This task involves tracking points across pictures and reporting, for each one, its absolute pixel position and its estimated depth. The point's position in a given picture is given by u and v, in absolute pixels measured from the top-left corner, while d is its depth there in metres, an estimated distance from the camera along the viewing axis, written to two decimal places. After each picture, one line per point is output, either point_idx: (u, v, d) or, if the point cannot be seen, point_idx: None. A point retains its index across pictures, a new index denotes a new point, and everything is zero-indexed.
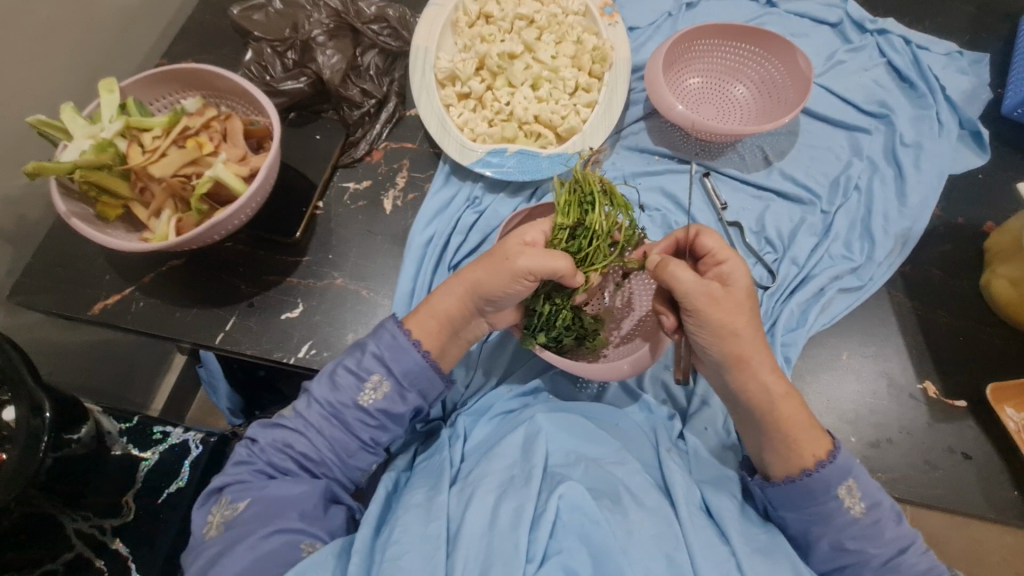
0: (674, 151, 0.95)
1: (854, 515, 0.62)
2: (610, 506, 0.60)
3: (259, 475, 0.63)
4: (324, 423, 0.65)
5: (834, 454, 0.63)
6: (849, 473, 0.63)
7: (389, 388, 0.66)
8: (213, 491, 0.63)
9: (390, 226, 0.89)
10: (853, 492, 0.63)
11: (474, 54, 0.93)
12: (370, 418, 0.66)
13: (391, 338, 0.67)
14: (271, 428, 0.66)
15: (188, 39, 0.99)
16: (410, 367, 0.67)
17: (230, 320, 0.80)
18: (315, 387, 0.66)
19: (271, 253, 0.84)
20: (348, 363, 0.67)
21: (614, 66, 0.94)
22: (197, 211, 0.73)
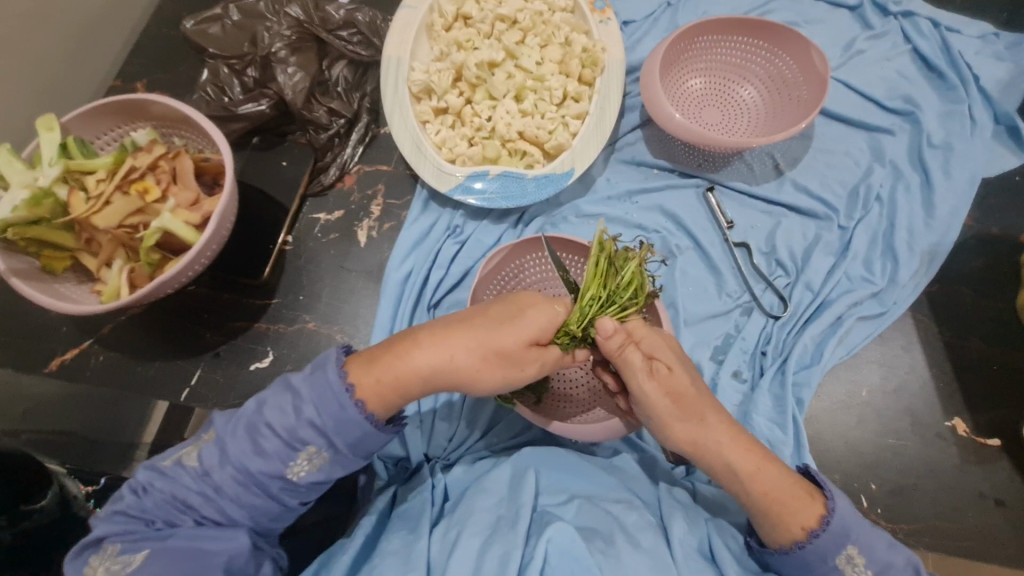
0: (674, 163, 0.87)
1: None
2: (602, 547, 0.56)
3: (158, 520, 0.55)
4: (240, 491, 0.55)
5: (826, 521, 0.56)
6: (847, 538, 0.56)
7: (326, 459, 0.56)
8: (95, 539, 0.53)
9: (365, 261, 0.82)
10: (856, 560, 0.56)
11: (450, 64, 0.84)
12: (299, 489, 0.57)
13: (337, 409, 0.55)
14: (168, 474, 0.56)
15: (143, 58, 0.91)
16: (356, 440, 0.57)
17: (195, 372, 0.76)
18: (228, 436, 0.56)
19: (236, 297, 0.78)
20: (277, 425, 0.55)
21: (606, 70, 0.84)
22: (150, 263, 0.68)
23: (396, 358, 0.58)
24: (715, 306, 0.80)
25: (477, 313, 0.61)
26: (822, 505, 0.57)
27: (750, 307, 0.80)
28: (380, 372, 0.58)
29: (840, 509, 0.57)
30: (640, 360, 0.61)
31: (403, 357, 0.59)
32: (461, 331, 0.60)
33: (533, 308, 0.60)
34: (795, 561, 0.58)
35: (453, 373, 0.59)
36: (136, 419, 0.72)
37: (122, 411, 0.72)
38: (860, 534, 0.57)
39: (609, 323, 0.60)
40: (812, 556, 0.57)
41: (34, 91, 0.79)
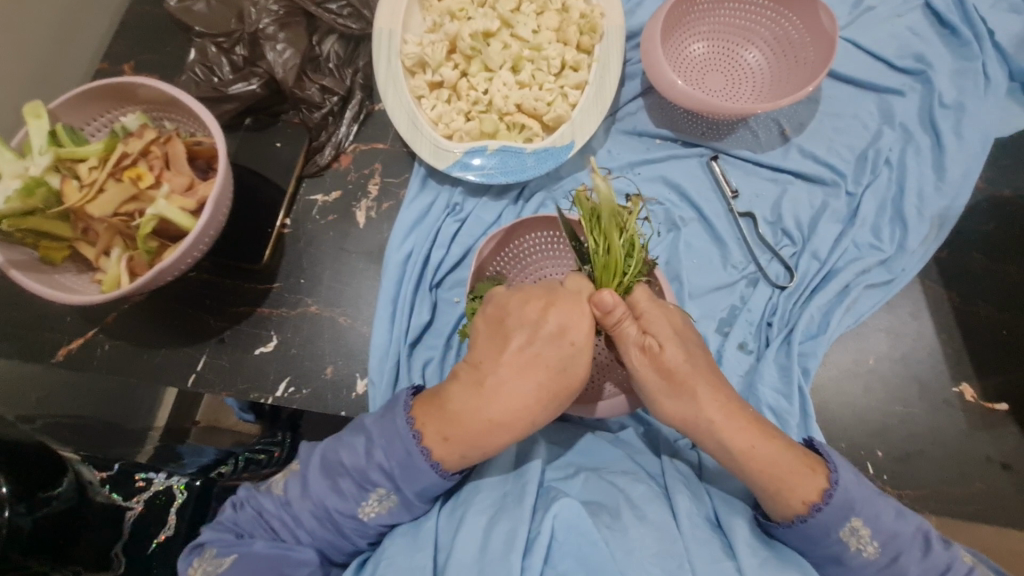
0: (677, 132, 0.85)
1: (863, 555, 0.57)
2: (609, 521, 0.56)
3: (244, 532, 0.59)
4: (316, 524, 0.60)
5: (829, 493, 0.57)
6: (851, 511, 0.57)
7: (396, 502, 0.60)
8: (196, 544, 0.58)
9: (365, 242, 0.81)
10: (861, 532, 0.57)
11: (444, 36, 0.81)
12: (368, 529, 0.60)
13: (404, 457, 0.58)
14: (259, 495, 0.61)
15: (128, 37, 0.89)
16: (423, 488, 0.59)
17: (200, 360, 0.75)
18: (311, 469, 0.61)
19: (238, 282, 0.78)
20: (352, 466, 0.59)
21: (605, 36, 0.82)
22: (149, 251, 0.67)
23: (472, 435, 0.58)
24: (720, 278, 0.79)
25: (535, 363, 0.59)
26: (825, 479, 0.58)
27: (756, 278, 0.79)
28: (460, 448, 0.58)
29: (846, 482, 0.57)
30: (635, 333, 0.61)
31: (480, 434, 0.58)
32: (526, 387, 0.59)
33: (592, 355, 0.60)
34: (799, 532, 0.58)
35: (534, 426, 0.61)
36: (146, 406, 0.81)
37: (136, 397, 0.80)
38: (865, 504, 0.57)
39: (607, 297, 0.60)
40: (815, 529, 0.57)
41: (20, 76, 0.78)
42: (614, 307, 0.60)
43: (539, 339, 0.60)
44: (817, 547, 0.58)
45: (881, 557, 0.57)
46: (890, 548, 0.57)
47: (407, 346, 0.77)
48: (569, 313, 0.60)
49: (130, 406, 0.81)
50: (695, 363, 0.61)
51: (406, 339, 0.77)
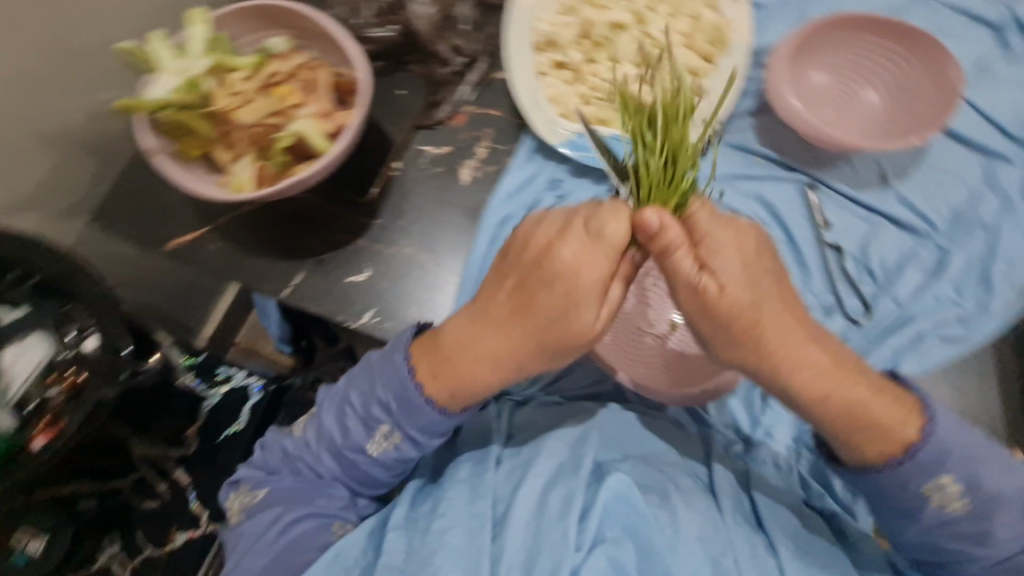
0: (780, 154, 0.87)
1: (943, 510, 0.59)
2: (655, 501, 0.60)
3: (272, 470, 0.67)
4: (335, 462, 0.65)
5: (918, 447, 0.58)
6: (934, 464, 0.58)
7: (399, 439, 0.63)
8: (229, 481, 0.67)
9: (466, 199, 0.85)
10: (945, 486, 0.58)
11: (578, 21, 0.85)
12: (378, 463, 0.65)
13: (399, 396, 0.62)
14: (281, 438, 0.68)
15: None
16: (422, 424, 0.62)
17: (297, 275, 0.80)
18: (323, 407, 0.66)
19: (343, 211, 0.82)
20: (356, 408, 0.64)
21: (732, 49, 0.85)
22: (277, 162, 0.72)
23: (458, 372, 0.60)
24: None
25: (529, 307, 0.57)
26: (900, 450, 0.58)
27: (832, 309, 0.81)
28: (451, 387, 0.60)
29: (933, 440, 0.58)
30: (691, 268, 0.55)
31: (465, 372, 0.59)
32: (513, 331, 0.58)
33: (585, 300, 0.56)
34: (884, 484, 0.59)
35: (529, 369, 0.60)
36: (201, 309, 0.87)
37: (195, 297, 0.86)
38: (955, 459, 0.58)
39: (654, 216, 0.55)
40: (895, 481, 0.59)
41: None
42: (662, 228, 0.54)
43: (535, 280, 0.57)
44: (894, 505, 0.60)
45: (954, 523, 0.59)
46: (968, 510, 0.59)
47: None
48: (575, 245, 0.56)
49: (189, 304, 0.86)
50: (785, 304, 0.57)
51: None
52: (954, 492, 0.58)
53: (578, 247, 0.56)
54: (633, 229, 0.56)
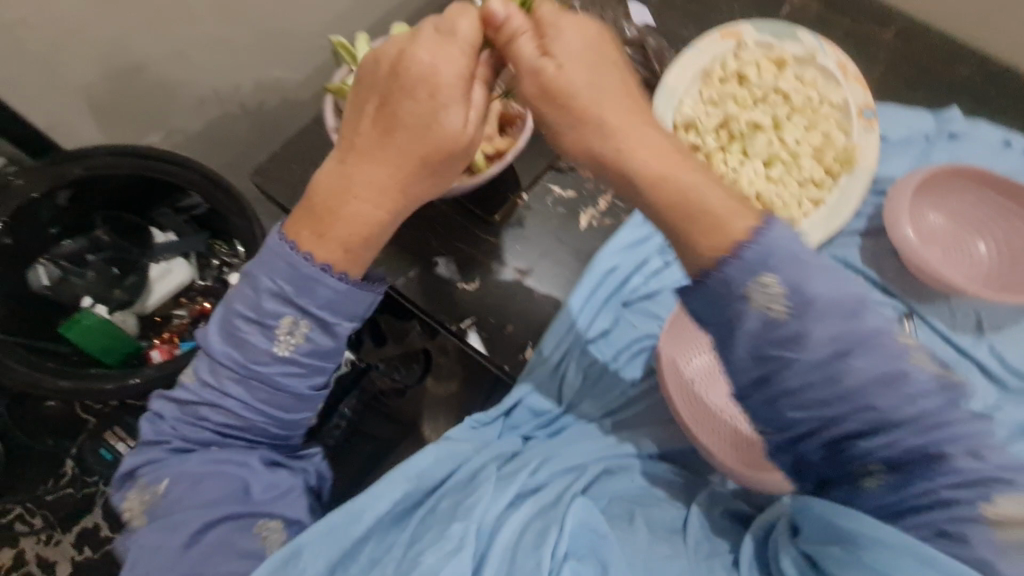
0: (882, 277, 0.90)
1: (768, 316, 0.50)
2: (624, 527, 0.67)
3: (183, 449, 0.66)
4: (237, 409, 0.65)
5: (758, 232, 0.50)
6: (805, 305, 0.49)
7: (306, 328, 0.65)
8: (126, 472, 0.66)
9: (580, 242, 0.88)
10: (771, 289, 0.50)
11: (721, 113, 0.93)
12: (293, 368, 0.66)
13: (290, 272, 0.63)
14: (175, 407, 0.67)
15: None
16: (325, 300, 0.65)
17: (413, 269, 0.86)
18: (218, 348, 0.65)
19: (468, 224, 0.88)
20: (250, 312, 0.64)
21: (856, 172, 0.91)
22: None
23: (347, 220, 0.63)
24: None
25: (389, 146, 0.62)
26: (756, 219, 0.51)
27: None
28: (341, 240, 0.64)
29: (775, 230, 0.50)
30: (532, 53, 0.60)
31: (352, 215, 0.63)
32: (378, 168, 0.63)
33: (441, 87, 0.60)
34: (730, 286, 0.50)
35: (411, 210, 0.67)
36: None
37: None
38: (830, 303, 0.50)
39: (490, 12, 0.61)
40: (733, 275, 0.50)
41: None
42: (507, 18, 0.61)
43: (397, 97, 0.61)
44: (804, 353, 0.49)
45: (870, 365, 0.49)
46: (881, 359, 0.49)
47: (579, 346, 0.83)
48: (432, 48, 0.60)
49: None
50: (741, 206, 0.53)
51: (580, 339, 0.83)
52: (850, 336, 0.49)
53: (434, 52, 0.60)
54: (482, 26, 0.62)
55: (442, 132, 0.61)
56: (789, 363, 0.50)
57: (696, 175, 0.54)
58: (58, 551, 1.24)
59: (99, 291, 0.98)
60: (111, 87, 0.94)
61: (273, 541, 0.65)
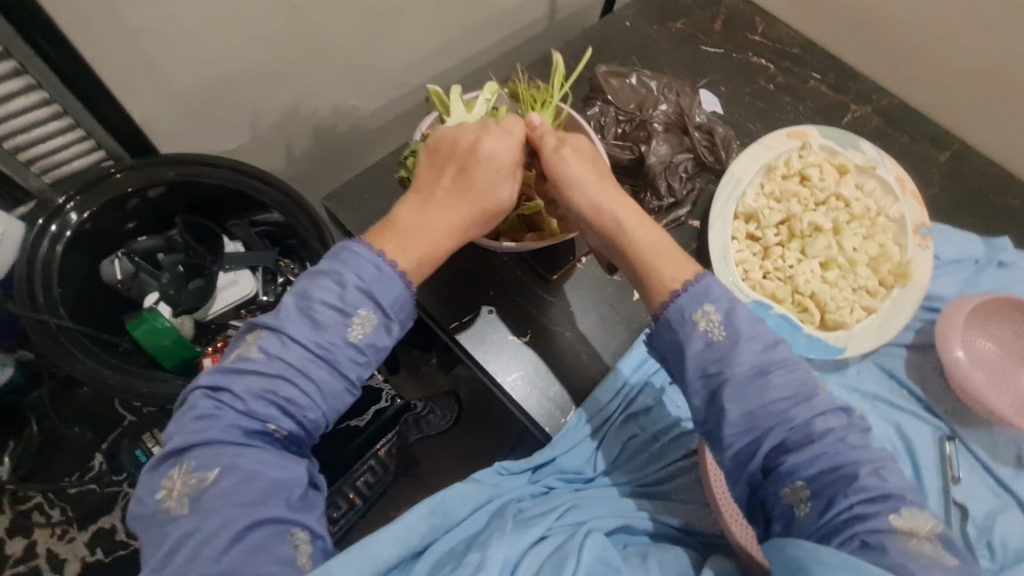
0: (926, 394, 0.91)
1: (710, 338, 0.65)
2: (635, 563, 0.65)
3: (240, 429, 0.55)
4: (309, 392, 0.57)
5: (697, 279, 0.68)
6: (737, 338, 0.65)
7: (377, 321, 0.61)
8: (171, 452, 0.54)
9: (633, 313, 0.89)
10: (711, 317, 0.66)
11: (784, 210, 0.95)
12: (357, 357, 0.60)
13: (375, 270, 0.61)
14: (234, 380, 0.56)
15: (547, 69, 1.14)
16: (398, 298, 0.62)
17: (468, 315, 0.87)
18: (289, 326, 0.58)
19: (527, 279, 0.90)
20: (329, 297, 0.59)
21: (909, 287, 0.93)
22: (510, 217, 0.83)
23: (426, 243, 0.66)
24: None
25: (462, 196, 0.69)
26: (694, 275, 0.69)
27: None
28: (419, 256, 0.65)
29: (708, 278, 0.68)
30: (552, 143, 0.76)
31: (430, 240, 0.66)
32: (453, 207, 0.68)
33: (502, 159, 0.70)
34: (684, 315, 0.67)
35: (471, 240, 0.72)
36: None
37: None
38: (755, 330, 0.66)
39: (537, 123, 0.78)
40: (685, 304, 0.67)
41: None
42: (539, 125, 0.78)
43: (470, 164, 0.69)
44: (731, 366, 0.63)
45: (785, 382, 0.63)
46: (793, 382, 0.63)
47: (619, 417, 0.83)
48: (499, 139, 0.71)
49: None
50: (667, 246, 0.72)
51: (622, 411, 0.84)
52: (769, 360, 0.64)
53: (500, 141, 0.71)
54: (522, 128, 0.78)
55: (498, 191, 0.70)
56: (726, 377, 0.63)
57: (655, 234, 0.74)
58: (70, 549, 1.11)
59: (168, 292, 0.88)
60: (206, 86, 0.90)
61: (303, 555, 0.52)
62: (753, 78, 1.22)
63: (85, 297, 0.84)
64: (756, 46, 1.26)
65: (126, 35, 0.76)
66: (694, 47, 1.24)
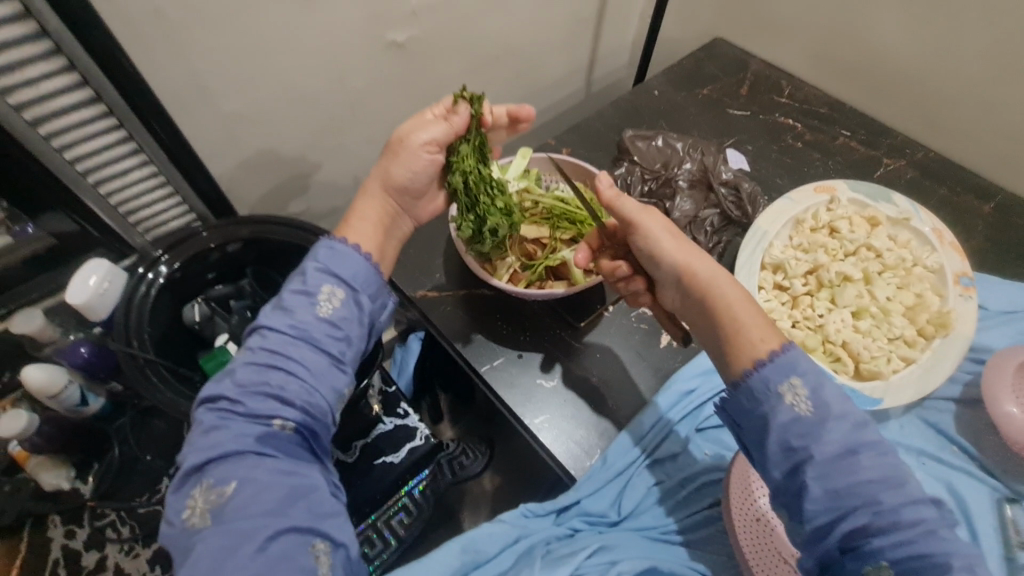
0: (978, 451, 0.86)
1: (796, 412, 0.61)
2: None
3: (246, 436, 0.60)
4: (297, 375, 0.64)
5: (775, 354, 0.64)
6: (826, 417, 0.60)
7: (343, 297, 0.70)
8: (191, 471, 0.59)
9: (659, 360, 0.92)
10: (798, 390, 0.62)
11: (812, 260, 0.97)
12: (332, 329, 0.68)
13: (329, 250, 0.71)
14: (231, 385, 0.63)
15: (578, 134, 1.24)
16: (357, 271, 0.72)
17: (499, 358, 0.92)
18: (268, 321, 0.66)
19: (556, 325, 0.95)
20: (296, 285, 0.69)
21: (951, 337, 0.90)
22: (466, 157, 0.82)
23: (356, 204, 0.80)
24: None
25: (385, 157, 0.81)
26: (777, 345, 0.65)
27: None
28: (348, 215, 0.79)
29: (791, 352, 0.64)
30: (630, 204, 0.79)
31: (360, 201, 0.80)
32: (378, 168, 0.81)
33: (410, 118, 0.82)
34: (770, 387, 0.63)
35: (391, 181, 0.79)
36: None
37: None
38: (846, 411, 0.61)
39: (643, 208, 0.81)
40: (768, 379, 0.63)
41: None
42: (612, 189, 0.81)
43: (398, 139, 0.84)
44: (817, 444, 0.59)
45: (875, 466, 0.58)
46: (883, 466, 0.58)
47: (644, 461, 0.84)
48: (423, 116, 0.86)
49: None
50: (760, 319, 0.69)
51: (648, 454, 0.85)
52: (859, 439, 0.59)
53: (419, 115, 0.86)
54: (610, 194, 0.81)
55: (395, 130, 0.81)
56: (811, 454, 0.59)
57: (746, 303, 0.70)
58: (134, 565, 1.19)
59: (236, 332, 1.01)
60: (281, 157, 1.05)
61: (324, 565, 0.57)
62: (780, 137, 1.27)
63: (169, 338, 0.96)
64: (783, 107, 1.32)
65: (220, 117, 0.92)
66: (720, 110, 1.31)
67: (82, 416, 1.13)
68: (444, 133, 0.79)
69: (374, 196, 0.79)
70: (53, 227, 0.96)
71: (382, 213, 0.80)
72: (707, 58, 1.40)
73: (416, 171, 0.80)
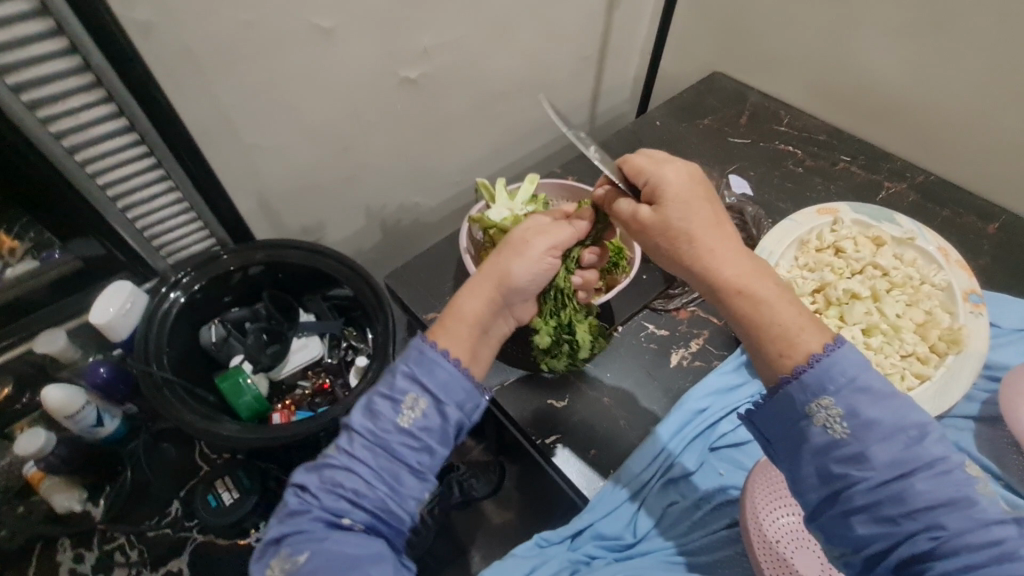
0: (1002, 469, 0.84)
1: (832, 436, 0.55)
2: None
3: (325, 524, 0.59)
4: (374, 478, 0.60)
5: (818, 356, 0.56)
6: (872, 435, 0.53)
7: (427, 404, 0.62)
8: (270, 544, 0.59)
9: (670, 379, 0.92)
10: (832, 410, 0.55)
11: (818, 279, 0.98)
12: (412, 441, 0.61)
13: (419, 355, 0.64)
14: (318, 475, 0.62)
15: (583, 163, 1.27)
16: (445, 380, 0.63)
17: (509, 377, 0.92)
18: (354, 422, 0.62)
19: None
20: (382, 387, 0.63)
21: (964, 353, 0.89)
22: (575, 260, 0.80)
23: (452, 307, 0.69)
24: None
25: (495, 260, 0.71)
26: (827, 340, 0.57)
27: None
28: (446, 322, 0.67)
29: (840, 349, 0.56)
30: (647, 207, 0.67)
31: (457, 303, 0.69)
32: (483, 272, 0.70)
33: (534, 228, 0.73)
34: (797, 407, 0.57)
35: (509, 287, 0.69)
36: None
37: None
38: (892, 423, 0.54)
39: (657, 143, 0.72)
40: (797, 395, 0.57)
41: None
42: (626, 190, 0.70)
43: (510, 240, 0.73)
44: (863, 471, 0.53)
45: (933, 490, 0.51)
46: (944, 486, 0.51)
47: (657, 483, 0.84)
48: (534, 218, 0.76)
49: None
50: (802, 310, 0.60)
51: (661, 475, 0.84)
52: (913, 458, 0.52)
53: (535, 218, 0.76)
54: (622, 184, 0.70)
55: (517, 233, 0.73)
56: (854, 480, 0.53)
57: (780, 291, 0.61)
58: None
59: (251, 353, 1.04)
60: (298, 188, 1.09)
61: None
62: (781, 163, 1.30)
63: (189, 360, 0.99)
64: (783, 136, 1.36)
65: (243, 149, 0.97)
66: (721, 139, 1.35)
67: (97, 437, 1.15)
68: (571, 237, 0.72)
69: (484, 295, 0.69)
70: (82, 253, 1.03)
71: (487, 317, 0.68)
72: (706, 91, 1.46)
73: (540, 273, 0.71)
